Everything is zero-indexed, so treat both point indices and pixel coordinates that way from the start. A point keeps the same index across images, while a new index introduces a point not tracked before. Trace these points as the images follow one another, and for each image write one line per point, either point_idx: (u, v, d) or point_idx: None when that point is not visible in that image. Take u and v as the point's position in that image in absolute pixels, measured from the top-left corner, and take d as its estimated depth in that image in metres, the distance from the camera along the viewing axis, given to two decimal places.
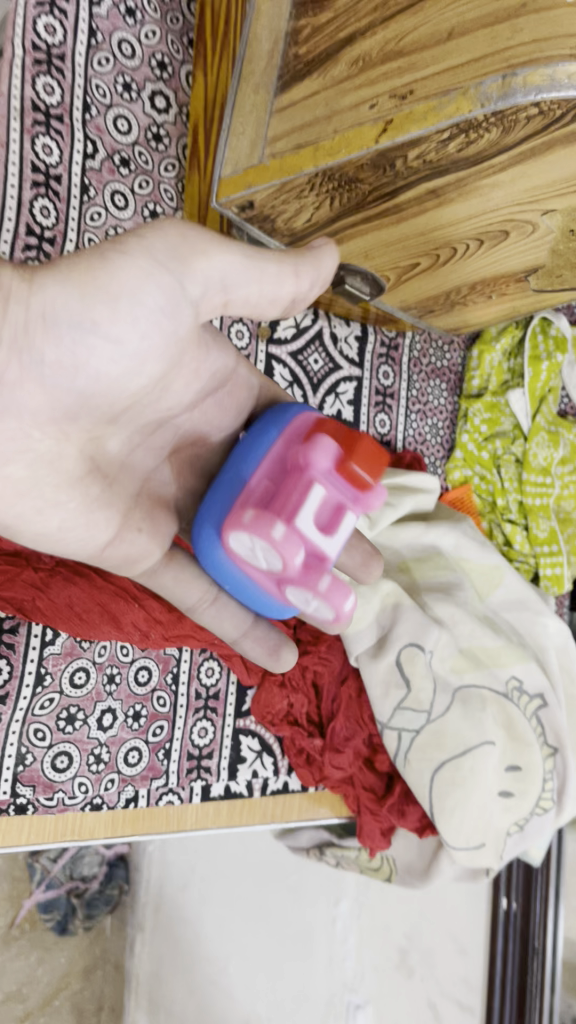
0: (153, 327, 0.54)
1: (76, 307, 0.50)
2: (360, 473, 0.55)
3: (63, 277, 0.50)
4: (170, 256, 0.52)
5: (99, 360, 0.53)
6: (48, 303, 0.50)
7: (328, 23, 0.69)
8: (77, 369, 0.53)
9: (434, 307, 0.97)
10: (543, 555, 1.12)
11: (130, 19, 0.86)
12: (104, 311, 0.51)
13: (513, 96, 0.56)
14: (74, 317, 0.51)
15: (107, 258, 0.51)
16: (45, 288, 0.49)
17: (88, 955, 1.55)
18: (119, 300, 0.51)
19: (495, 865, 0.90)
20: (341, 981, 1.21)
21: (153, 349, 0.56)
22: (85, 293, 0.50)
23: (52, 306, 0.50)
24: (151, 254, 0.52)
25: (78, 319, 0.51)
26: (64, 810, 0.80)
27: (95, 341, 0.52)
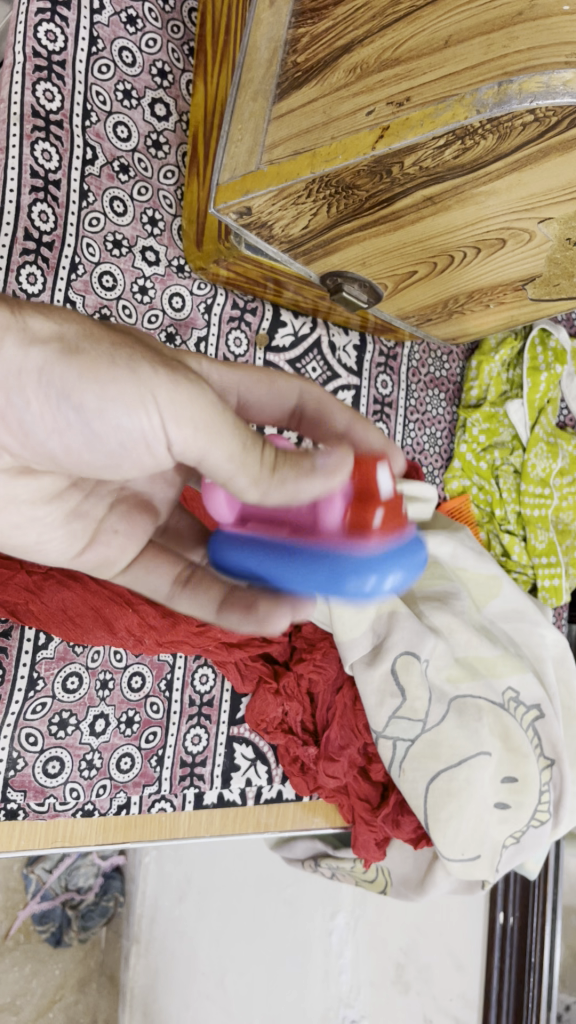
0: (132, 446, 0.45)
1: (64, 382, 0.42)
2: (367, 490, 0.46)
3: (65, 348, 0.43)
4: (171, 404, 0.42)
5: (76, 442, 0.45)
6: (41, 365, 0.43)
7: (326, 32, 0.70)
8: (51, 438, 0.45)
9: (433, 315, 0.97)
10: (541, 566, 1.12)
11: (131, 27, 0.88)
12: (91, 401, 0.43)
13: (508, 103, 0.57)
14: (57, 389, 0.43)
15: (115, 357, 0.42)
16: (44, 348, 0.43)
17: (83, 966, 1.56)
18: (108, 402, 0.42)
19: (490, 878, 0.90)
20: (336, 996, 1.20)
21: (130, 461, 0.46)
22: (77, 376, 0.42)
23: (45, 371, 0.43)
24: (155, 389, 0.42)
25: (61, 397, 0.43)
26: (55, 816, 0.79)
27: (74, 426, 0.44)
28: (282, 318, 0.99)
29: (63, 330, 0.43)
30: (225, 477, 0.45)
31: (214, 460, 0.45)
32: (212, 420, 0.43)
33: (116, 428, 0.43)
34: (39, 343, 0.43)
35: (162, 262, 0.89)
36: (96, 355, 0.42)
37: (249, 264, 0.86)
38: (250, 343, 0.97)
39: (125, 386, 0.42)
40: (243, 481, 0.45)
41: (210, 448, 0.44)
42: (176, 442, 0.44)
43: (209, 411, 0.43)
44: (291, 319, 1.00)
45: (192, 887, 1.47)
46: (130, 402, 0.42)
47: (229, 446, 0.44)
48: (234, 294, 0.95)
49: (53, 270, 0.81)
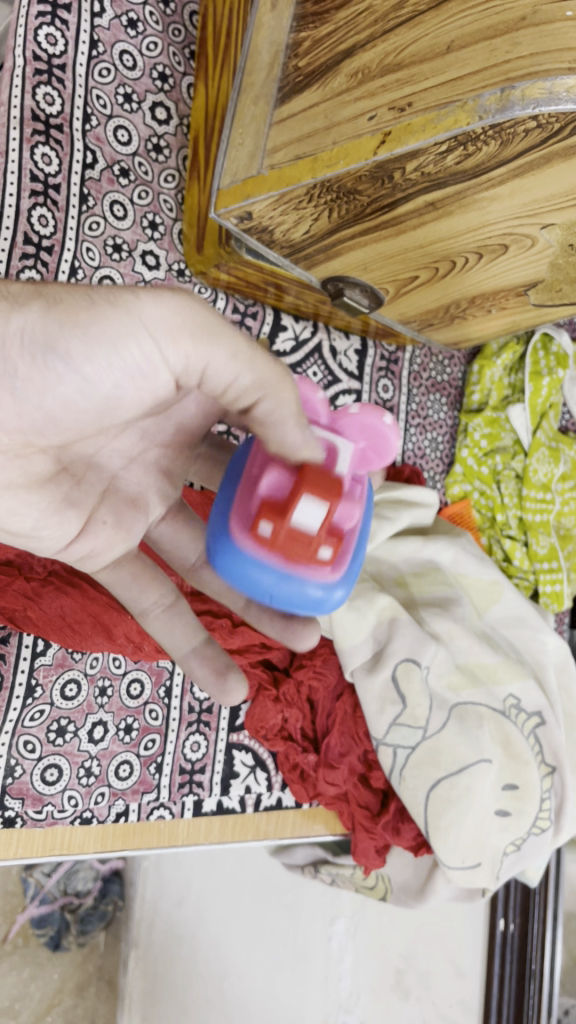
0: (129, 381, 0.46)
1: (49, 333, 0.43)
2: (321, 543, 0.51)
3: (45, 302, 0.43)
4: (160, 326, 0.44)
5: (72, 391, 0.46)
6: (25, 324, 0.43)
7: (328, 36, 0.70)
8: (50, 396, 0.46)
9: (434, 320, 0.96)
10: (543, 571, 1.11)
11: (131, 31, 0.87)
12: (81, 347, 0.44)
13: (511, 109, 0.56)
14: (43, 344, 0.43)
15: (93, 297, 0.44)
16: (24, 308, 0.43)
17: (81, 970, 1.54)
18: (95, 342, 0.44)
19: (490, 886, 0.89)
20: (336, 1002, 1.19)
21: (129, 396, 0.47)
22: (62, 327, 0.43)
23: (30, 331, 0.43)
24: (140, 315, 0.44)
25: (50, 351, 0.43)
26: (53, 824, 0.79)
27: (65, 374, 0.45)
28: (282, 322, 0.98)
29: (39, 290, 0.44)
30: (226, 382, 0.48)
31: (215, 369, 0.47)
32: (200, 329, 0.45)
33: (112, 368, 0.45)
34: (22, 305, 0.43)
35: (162, 267, 0.89)
36: (76, 303, 0.43)
37: (249, 269, 0.86)
38: None
39: (112, 325, 0.43)
40: (242, 384, 0.48)
41: (210, 354, 0.46)
42: (170, 361, 0.46)
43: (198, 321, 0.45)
44: (291, 323, 0.99)
45: (191, 892, 1.47)
46: (118, 336, 0.44)
47: (229, 353, 0.46)
48: (235, 298, 0.94)
49: (52, 274, 0.80)
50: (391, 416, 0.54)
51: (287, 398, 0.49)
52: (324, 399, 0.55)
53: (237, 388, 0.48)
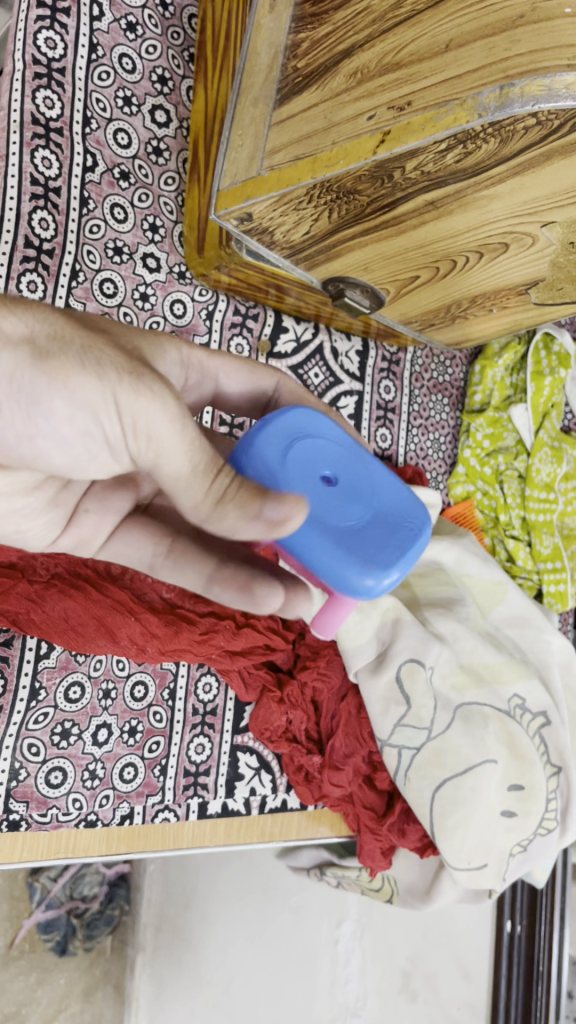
0: (97, 452, 0.44)
1: (33, 388, 0.40)
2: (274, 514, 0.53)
3: (36, 351, 0.40)
4: (141, 410, 0.41)
5: (43, 449, 0.43)
6: (12, 369, 0.40)
7: (327, 37, 0.70)
8: (19, 446, 0.43)
9: (435, 320, 0.96)
10: (546, 572, 1.11)
11: (130, 34, 0.88)
12: (61, 408, 0.41)
13: (511, 106, 0.56)
14: (27, 394, 0.40)
15: (84, 359, 0.40)
16: (16, 352, 0.40)
17: (88, 976, 1.55)
18: (76, 409, 0.41)
19: (497, 887, 0.89)
20: (343, 1005, 1.19)
21: (94, 465, 0.45)
22: (47, 382, 0.40)
23: (13, 378, 0.40)
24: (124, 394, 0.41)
25: (30, 404, 0.40)
26: (58, 827, 0.79)
27: (40, 430, 0.42)
28: (283, 324, 0.98)
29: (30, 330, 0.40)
30: (177, 485, 0.44)
31: (166, 469, 0.44)
32: (166, 435, 0.42)
33: (78, 434, 0.42)
34: (14, 346, 0.40)
35: (163, 269, 0.89)
36: (68, 360, 0.40)
37: (249, 269, 0.86)
38: (251, 350, 0.96)
39: (94, 394, 0.41)
40: (187, 497, 0.44)
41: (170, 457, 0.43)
42: (136, 448, 0.43)
43: (176, 414, 0.42)
44: (292, 325, 0.99)
45: (198, 895, 1.47)
46: (102, 411, 0.41)
47: (184, 459, 0.43)
48: (236, 300, 0.94)
49: (53, 277, 0.80)
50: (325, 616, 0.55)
51: (233, 521, 0.44)
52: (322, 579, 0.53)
53: (181, 503, 0.45)
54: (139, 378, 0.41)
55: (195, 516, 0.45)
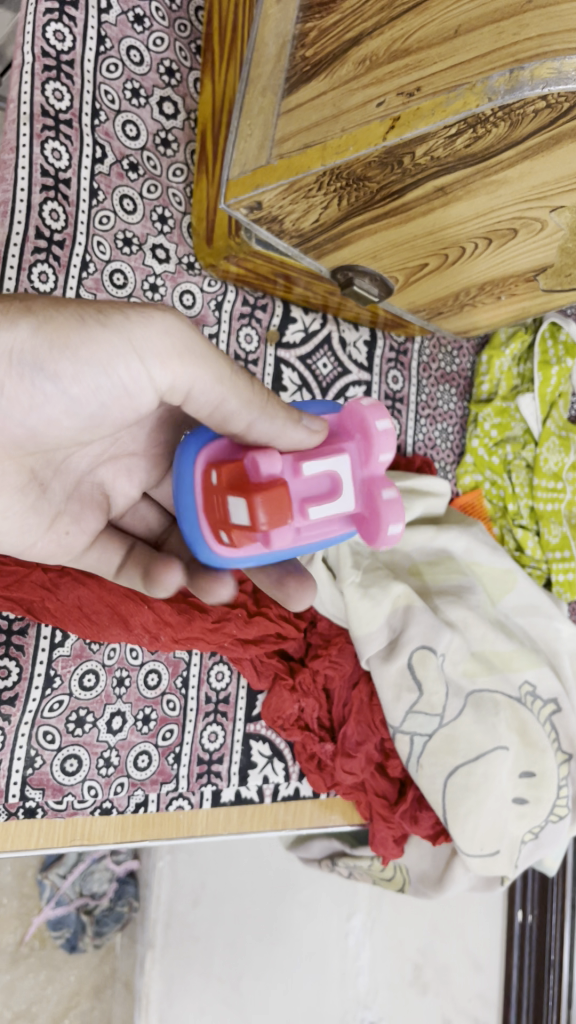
0: (112, 399, 0.49)
1: (39, 355, 0.45)
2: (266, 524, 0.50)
3: (35, 321, 0.45)
4: (146, 346, 0.47)
5: (53, 412, 0.48)
6: (16, 343, 0.45)
7: (334, 25, 0.70)
8: (32, 414, 0.48)
9: (443, 309, 0.97)
10: (555, 561, 1.10)
11: (138, 26, 0.88)
12: (68, 367, 0.46)
13: (520, 90, 0.56)
14: (32, 362, 0.45)
15: (83, 317, 0.46)
16: (15, 325, 0.44)
17: (98, 973, 1.58)
18: (83, 366, 0.46)
19: (509, 873, 0.89)
20: (353, 997, 1.20)
21: (108, 416, 0.50)
22: (51, 346, 0.45)
23: (17, 350, 0.45)
24: (128, 336, 0.46)
25: (38, 369, 0.45)
26: (74, 814, 0.79)
27: (52, 393, 0.47)
28: (292, 314, 0.99)
29: (26, 303, 0.45)
30: (216, 399, 0.51)
31: (203, 389, 0.50)
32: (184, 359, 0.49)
33: (92, 388, 0.48)
34: (16, 321, 0.44)
35: (172, 260, 0.89)
36: (68, 319, 0.45)
37: (258, 259, 0.86)
38: (260, 340, 0.96)
39: (94, 344, 0.46)
40: (231, 410, 0.51)
41: (195, 373, 0.49)
42: (152, 383, 0.49)
43: (183, 337, 0.48)
44: (301, 315, 1.00)
45: (207, 890, 1.47)
46: (107, 356, 0.46)
47: (213, 372, 0.50)
48: (244, 291, 0.95)
49: (64, 268, 0.81)
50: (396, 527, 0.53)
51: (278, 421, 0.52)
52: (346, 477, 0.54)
53: (218, 415, 0.52)
54: (132, 322, 0.46)
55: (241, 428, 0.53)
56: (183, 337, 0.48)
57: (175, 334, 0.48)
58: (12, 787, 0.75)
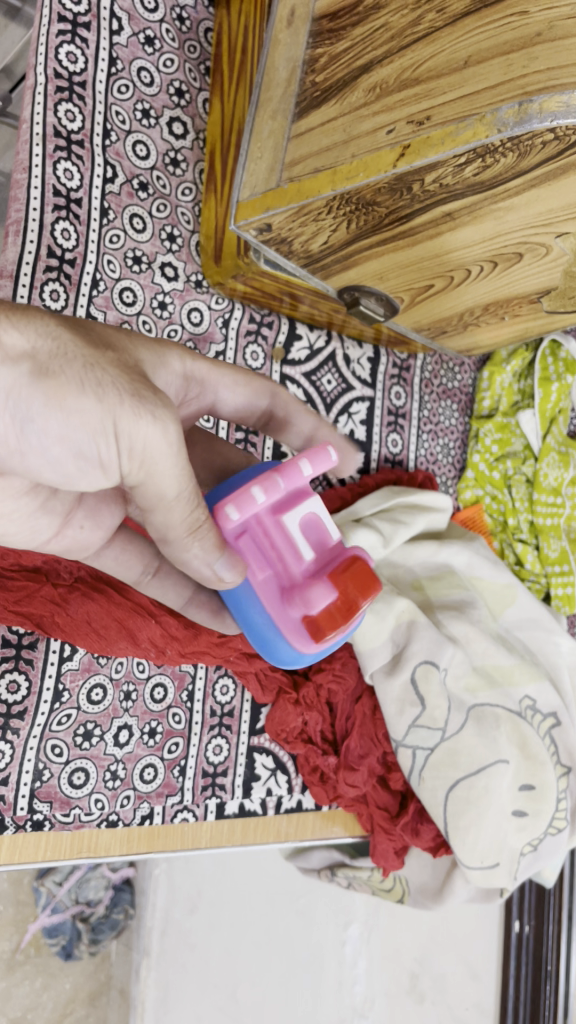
0: (93, 468, 0.43)
1: (31, 406, 0.39)
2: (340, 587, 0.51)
3: (36, 370, 0.39)
4: (136, 433, 0.42)
5: (34, 463, 0.42)
6: (11, 386, 0.39)
7: (344, 53, 0.72)
8: (8, 457, 0.42)
9: (447, 328, 0.98)
10: (554, 574, 1.11)
11: (148, 48, 0.89)
12: (56, 428, 0.40)
13: (529, 122, 0.58)
14: (23, 410, 0.39)
15: (84, 382, 0.40)
16: (14, 368, 0.39)
17: (94, 981, 1.58)
18: (73, 431, 0.40)
19: (508, 886, 0.90)
20: (350, 1007, 1.20)
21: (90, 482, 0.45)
22: (42, 400, 0.39)
23: (9, 393, 0.39)
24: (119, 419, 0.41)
25: (27, 420, 0.39)
26: (80, 827, 0.80)
27: (33, 446, 0.41)
28: (297, 331, 1.00)
29: (28, 342, 0.40)
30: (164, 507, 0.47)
31: (155, 494, 0.46)
32: (159, 460, 0.44)
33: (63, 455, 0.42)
34: (18, 360, 0.39)
35: (180, 278, 0.90)
36: (69, 379, 0.40)
37: (265, 278, 0.87)
38: (266, 357, 0.97)
39: (83, 421, 0.40)
40: (164, 518, 0.48)
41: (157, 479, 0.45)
42: (125, 466, 0.44)
43: (167, 449, 0.43)
44: (306, 332, 1.01)
45: (204, 899, 1.48)
46: (94, 435, 0.41)
47: (172, 485, 0.45)
48: (251, 308, 0.96)
49: (75, 286, 0.82)
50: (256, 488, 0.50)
51: (199, 552, 0.49)
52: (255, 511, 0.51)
53: (163, 515, 0.47)
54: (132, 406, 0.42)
55: (163, 537, 0.50)
56: (169, 446, 0.43)
57: (161, 440, 0.43)
58: (20, 800, 0.75)
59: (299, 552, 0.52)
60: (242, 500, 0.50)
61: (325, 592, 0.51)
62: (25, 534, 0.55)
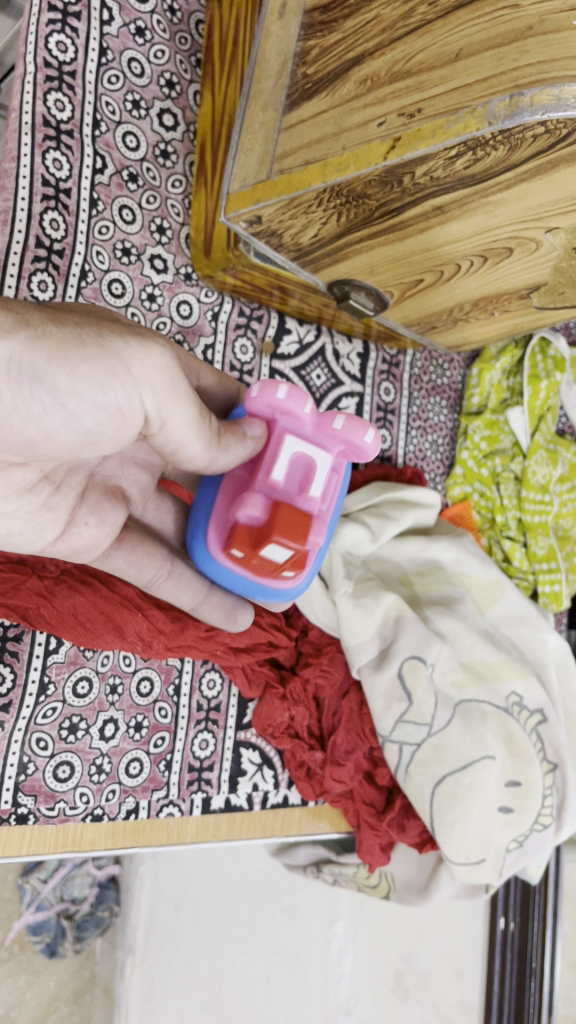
0: (108, 420, 0.48)
1: (36, 367, 0.43)
2: (269, 517, 0.57)
3: (30, 333, 0.43)
4: (140, 372, 0.47)
5: (52, 426, 0.46)
6: (12, 355, 0.42)
7: (338, 45, 0.72)
8: (25, 428, 0.46)
9: (436, 324, 0.98)
10: (541, 571, 1.14)
11: (139, 38, 0.89)
12: (66, 382, 0.44)
13: (520, 114, 0.58)
14: (30, 374, 0.43)
15: (81, 335, 0.45)
16: (11, 337, 0.42)
17: (77, 978, 1.58)
18: (82, 381, 0.45)
19: (494, 882, 0.91)
20: (335, 1003, 1.20)
21: (107, 433, 0.49)
22: (48, 359, 0.43)
23: (15, 361, 0.42)
24: (122, 361, 0.46)
25: (36, 383, 0.43)
26: (65, 821, 0.79)
27: (48, 407, 0.45)
28: (287, 325, 1.00)
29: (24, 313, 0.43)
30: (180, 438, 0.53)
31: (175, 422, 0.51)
32: (169, 388, 0.49)
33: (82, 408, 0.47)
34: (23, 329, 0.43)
35: (170, 270, 0.90)
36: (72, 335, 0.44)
37: (255, 272, 0.87)
38: (255, 352, 0.97)
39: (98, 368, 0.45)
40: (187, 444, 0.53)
41: (172, 410, 0.50)
42: (142, 405, 0.49)
43: (169, 374, 0.49)
44: (295, 327, 1.00)
45: (189, 897, 1.47)
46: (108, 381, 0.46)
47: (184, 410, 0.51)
48: (241, 302, 0.96)
49: (63, 277, 0.81)
50: (309, 400, 0.58)
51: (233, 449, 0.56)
52: (285, 407, 0.57)
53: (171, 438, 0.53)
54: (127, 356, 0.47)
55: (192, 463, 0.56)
56: (173, 374, 0.49)
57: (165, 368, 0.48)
58: (4, 793, 0.74)
59: (273, 472, 0.58)
60: (293, 395, 0.57)
61: (255, 502, 0.57)
62: (15, 536, 0.55)
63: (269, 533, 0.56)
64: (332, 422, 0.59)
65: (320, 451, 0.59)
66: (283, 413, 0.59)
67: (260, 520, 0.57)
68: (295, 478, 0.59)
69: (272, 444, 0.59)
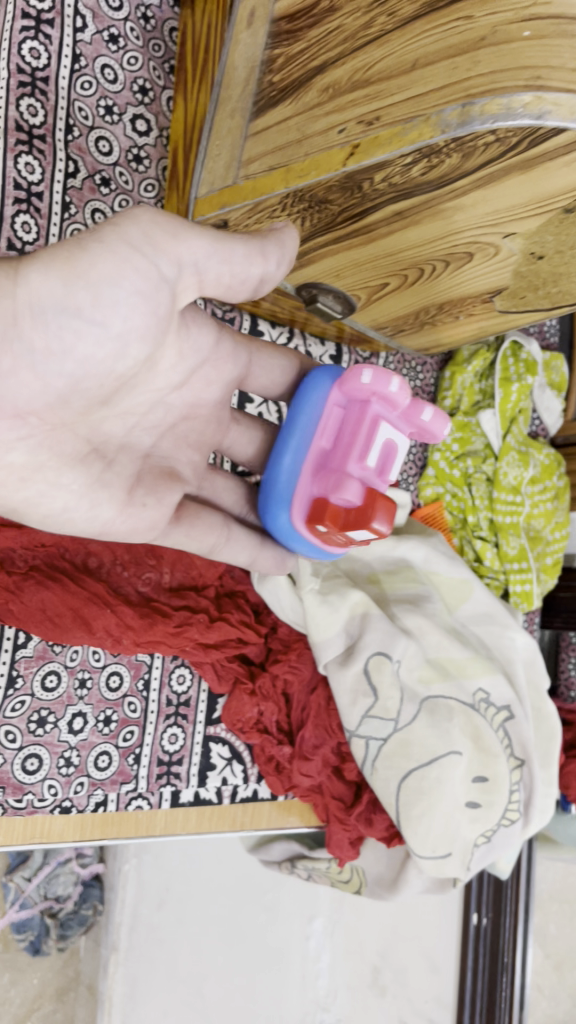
0: (139, 305, 0.52)
1: (58, 294, 0.49)
2: (363, 505, 0.64)
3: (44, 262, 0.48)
4: (144, 241, 0.50)
5: (88, 348, 0.52)
6: (38, 292, 0.48)
7: (303, 55, 0.73)
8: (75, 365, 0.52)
9: (405, 326, 1.00)
10: (513, 571, 1.17)
11: (112, 46, 0.90)
12: (86, 296, 0.50)
13: (471, 123, 0.59)
14: (56, 305, 0.49)
15: (82, 241, 0.49)
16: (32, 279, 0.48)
17: (62, 977, 1.60)
18: (101, 283, 0.50)
19: (461, 875, 0.92)
20: (313, 1000, 1.22)
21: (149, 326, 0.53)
22: (63, 281, 0.49)
23: (37, 296, 0.49)
24: (126, 239, 0.50)
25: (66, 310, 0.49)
26: (33, 811, 0.81)
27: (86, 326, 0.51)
28: (259, 328, 1.01)
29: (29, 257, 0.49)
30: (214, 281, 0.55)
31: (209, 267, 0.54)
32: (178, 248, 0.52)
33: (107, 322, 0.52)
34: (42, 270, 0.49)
35: None
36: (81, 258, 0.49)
37: None
38: None
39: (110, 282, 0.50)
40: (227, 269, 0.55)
41: (190, 246, 0.52)
42: (166, 276, 0.52)
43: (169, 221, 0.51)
44: (268, 329, 1.02)
45: (172, 895, 1.48)
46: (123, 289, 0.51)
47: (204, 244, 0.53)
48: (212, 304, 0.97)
49: None
50: (397, 380, 0.62)
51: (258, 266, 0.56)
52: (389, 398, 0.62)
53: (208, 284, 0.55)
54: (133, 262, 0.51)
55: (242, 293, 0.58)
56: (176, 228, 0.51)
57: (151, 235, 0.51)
58: None
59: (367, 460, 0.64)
60: (401, 392, 0.62)
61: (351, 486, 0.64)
62: None
63: (362, 519, 0.63)
64: (423, 410, 0.64)
65: (399, 435, 0.66)
66: (386, 398, 0.63)
67: (360, 505, 0.64)
68: (384, 462, 0.65)
69: (370, 430, 0.64)
